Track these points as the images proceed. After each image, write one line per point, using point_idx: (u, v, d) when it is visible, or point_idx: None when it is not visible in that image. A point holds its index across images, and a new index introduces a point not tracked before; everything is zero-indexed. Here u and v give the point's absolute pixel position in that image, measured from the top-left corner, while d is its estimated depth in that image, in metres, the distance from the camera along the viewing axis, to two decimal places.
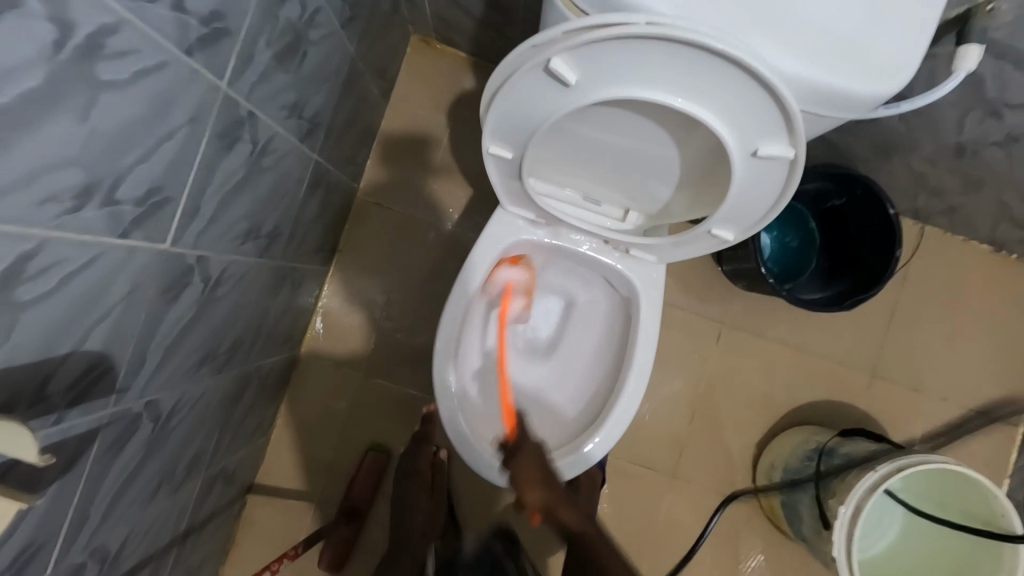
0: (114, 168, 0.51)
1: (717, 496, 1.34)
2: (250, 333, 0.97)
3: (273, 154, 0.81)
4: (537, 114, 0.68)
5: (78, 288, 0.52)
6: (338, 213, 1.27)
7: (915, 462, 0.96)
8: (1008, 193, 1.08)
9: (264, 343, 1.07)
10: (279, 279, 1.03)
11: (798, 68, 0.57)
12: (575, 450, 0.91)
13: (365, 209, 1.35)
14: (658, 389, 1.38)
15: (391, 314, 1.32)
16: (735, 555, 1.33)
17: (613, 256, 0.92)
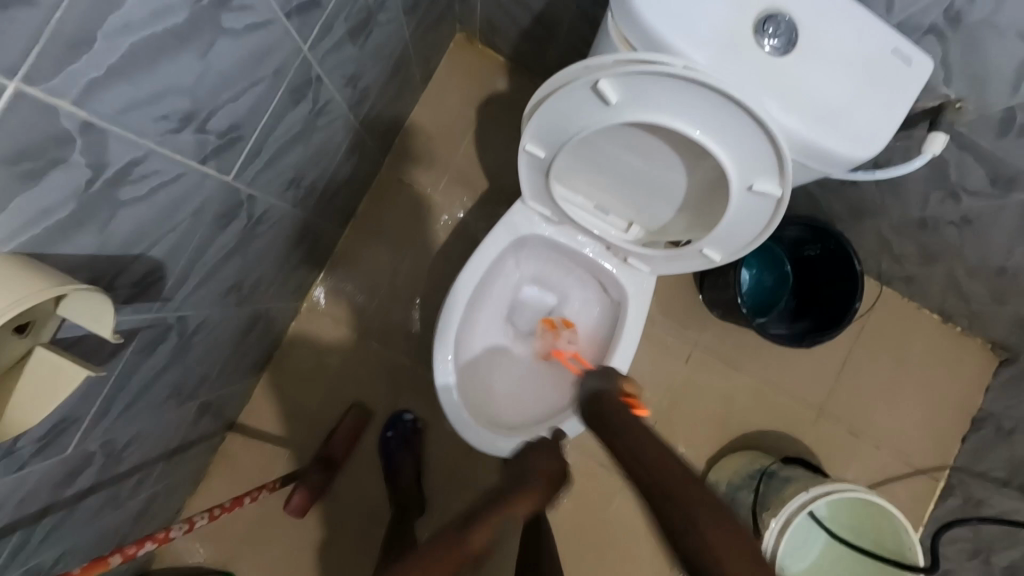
0: (213, 102, 0.59)
1: None
2: (269, 276, 1.04)
3: (326, 116, 0.90)
4: (576, 123, 0.79)
5: (161, 199, 0.59)
6: (361, 183, 1.35)
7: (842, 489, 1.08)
8: (958, 270, 1.22)
9: (276, 289, 1.14)
10: (302, 232, 1.10)
11: (798, 125, 0.69)
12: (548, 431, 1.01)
13: (385, 184, 1.43)
14: None
15: (393, 286, 1.40)
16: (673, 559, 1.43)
17: (611, 261, 1.02)
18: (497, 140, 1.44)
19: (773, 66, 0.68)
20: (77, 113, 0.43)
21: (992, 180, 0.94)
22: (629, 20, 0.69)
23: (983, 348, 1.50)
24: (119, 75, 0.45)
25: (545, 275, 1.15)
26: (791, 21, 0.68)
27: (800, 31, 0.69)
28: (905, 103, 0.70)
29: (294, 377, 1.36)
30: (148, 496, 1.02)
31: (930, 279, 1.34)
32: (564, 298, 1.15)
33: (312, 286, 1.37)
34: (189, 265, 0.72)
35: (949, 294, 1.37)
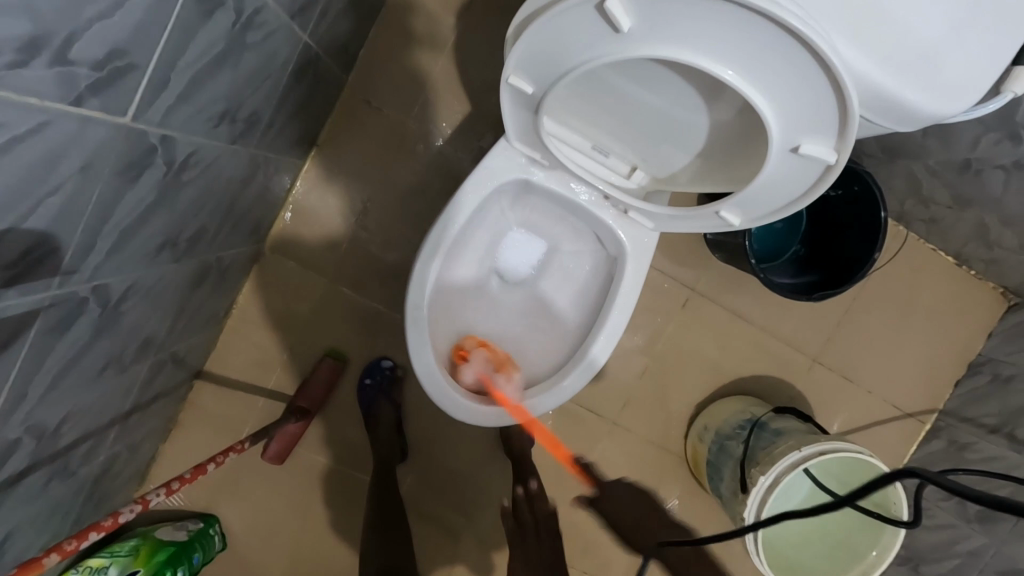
0: (71, 22, 0.42)
1: (648, 444, 1.43)
2: (214, 223, 0.90)
3: (260, 30, 0.71)
4: (579, 53, 0.62)
5: (23, 159, 0.44)
6: (322, 105, 1.16)
7: (838, 448, 1.04)
8: (992, 217, 1.10)
9: (229, 234, 1.00)
10: (251, 169, 0.94)
11: (870, 66, 0.53)
12: (534, 397, 0.93)
13: (352, 105, 1.24)
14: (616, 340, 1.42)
15: (364, 223, 1.26)
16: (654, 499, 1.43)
17: (609, 213, 0.90)
18: (481, 52, 1.23)
19: None
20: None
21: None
22: None
23: (995, 294, 1.42)
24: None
25: (533, 221, 1.02)
26: None
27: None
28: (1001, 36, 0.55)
29: (263, 323, 1.27)
30: (108, 457, 0.97)
31: (956, 222, 1.22)
32: (554, 248, 1.03)
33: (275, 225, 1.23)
34: (92, 231, 0.58)
35: (973, 239, 1.26)
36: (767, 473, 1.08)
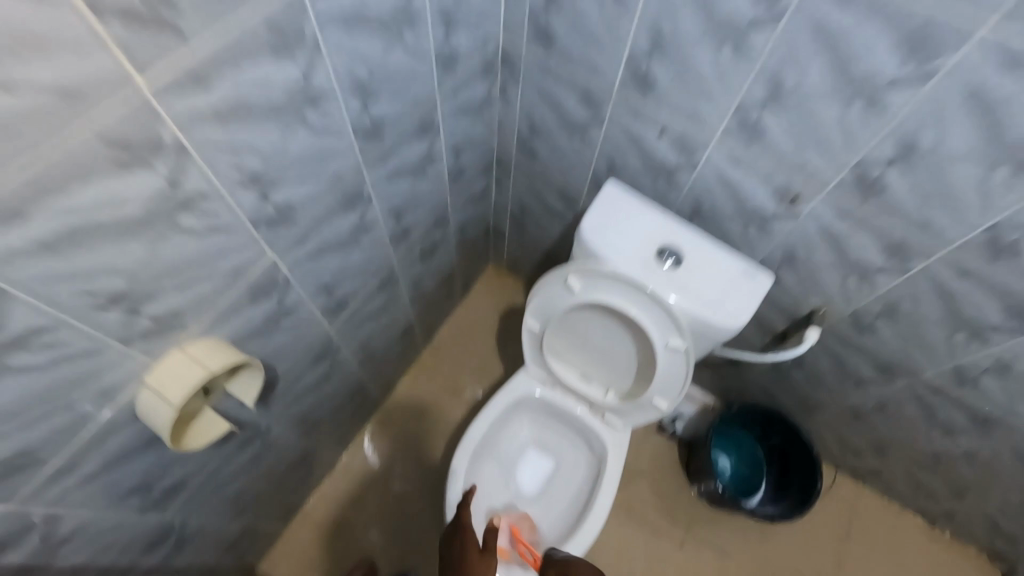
0: (278, 174, 0.69)
1: None
2: (285, 390, 1.00)
3: (371, 237, 0.99)
4: (545, 294, 1.03)
5: (211, 246, 0.65)
6: (406, 340, 1.46)
7: None
8: (951, 450, 1.24)
9: (288, 413, 1.07)
10: (336, 367, 1.15)
11: (687, 303, 0.91)
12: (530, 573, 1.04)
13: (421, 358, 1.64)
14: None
15: (414, 443, 1.51)
16: None
17: (594, 420, 1.20)
18: None
19: (674, 263, 0.94)
20: (173, 130, 0.52)
21: (955, 368, 1.03)
22: (579, 233, 0.98)
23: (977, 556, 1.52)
24: (213, 114, 0.56)
25: (542, 435, 1.28)
26: (688, 236, 0.97)
27: (682, 249, 0.96)
28: (756, 295, 0.94)
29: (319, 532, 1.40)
30: None
31: (925, 467, 1.35)
32: (557, 458, 1.25)
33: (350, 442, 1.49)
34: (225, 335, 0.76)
35: (948, 486, 1.36)
36: None
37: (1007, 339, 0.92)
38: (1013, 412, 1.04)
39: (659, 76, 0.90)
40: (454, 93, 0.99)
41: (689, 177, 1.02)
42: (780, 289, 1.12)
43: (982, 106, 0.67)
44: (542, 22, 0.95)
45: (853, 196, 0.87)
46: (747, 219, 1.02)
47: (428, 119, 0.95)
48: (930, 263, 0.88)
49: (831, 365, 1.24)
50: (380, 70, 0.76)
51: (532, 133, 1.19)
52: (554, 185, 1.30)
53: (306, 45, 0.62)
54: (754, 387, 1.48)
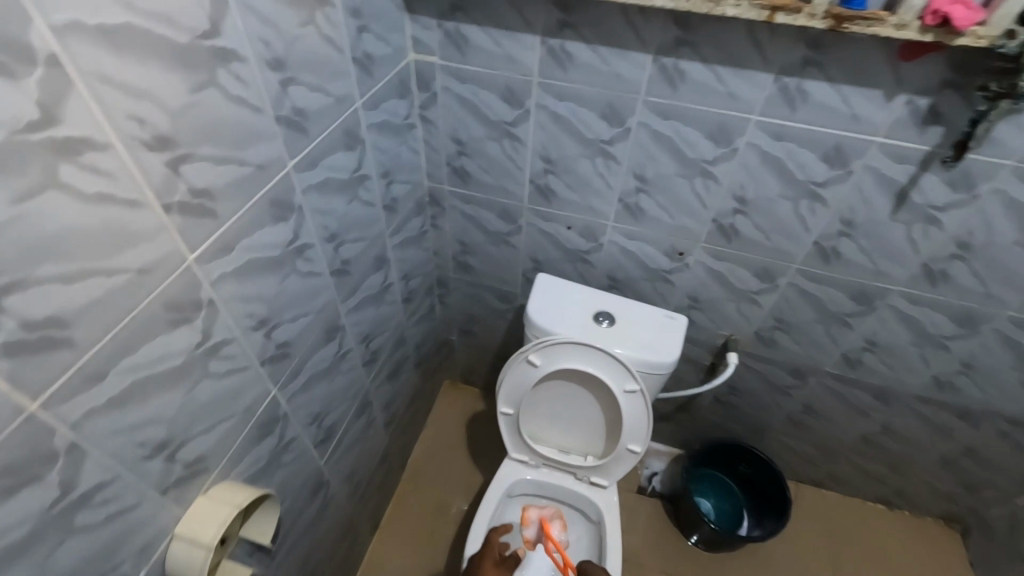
0: (279, 314, 0.81)
1: None
2: (287, 532, 1.00)
3: (348, 363, 1.10)
4: (513, 377, 1.17)
5: (231, 386, 0.74)
6: (383, 468, 1.48)
7: None
8: (871, 429, 1.46)
9: (290, 561, 1.04)
10: (328, 504, 1.16)
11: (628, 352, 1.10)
12: None
13: (400, 492, 1.68)
14: None
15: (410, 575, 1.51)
16: None
17: (583, 487, 1.29)
18: None
19: (610, 323, 1.14)
20: (209, 289, 0.65)
21: (843, 355, 1.29)
22: (528, 318, 1.16)
23: (940, 525, 1.69)
24: (235, 272, 0.69)
25: None
26: (615, 300, 1.19)
27: (612, 311, 1.17)
28: (679, 333, 1.14)
29: None
30: None
31: (863, 452, 1.55)
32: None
33: None
34: (238, 476, 0.81)
35: (886, 464, 1.56)
36: None
37: (864, 320, 1.19)
38: (896, 379, 1.29)
39: (556, 186, 1.17)
40: (398, 230, 1.19)
41: (599, 255, 1.27)
42: (696, 328, 1.35)
43: (773, 162, 0.98)
44: (456, 164, 1.21)
45: (719, 242, 1.15)
46: (653, 277, 1.27)
47: (382, 253, 1.13)
48: (790, 277, 1.16)
49: (757, 382, 1.45)
50: (345, 220, 0.95)
51: (464, 250, 1.41)
52: (491, 289, 1.50)
53: (294, 209, 0.79)
54: (705, 424, 1.66)
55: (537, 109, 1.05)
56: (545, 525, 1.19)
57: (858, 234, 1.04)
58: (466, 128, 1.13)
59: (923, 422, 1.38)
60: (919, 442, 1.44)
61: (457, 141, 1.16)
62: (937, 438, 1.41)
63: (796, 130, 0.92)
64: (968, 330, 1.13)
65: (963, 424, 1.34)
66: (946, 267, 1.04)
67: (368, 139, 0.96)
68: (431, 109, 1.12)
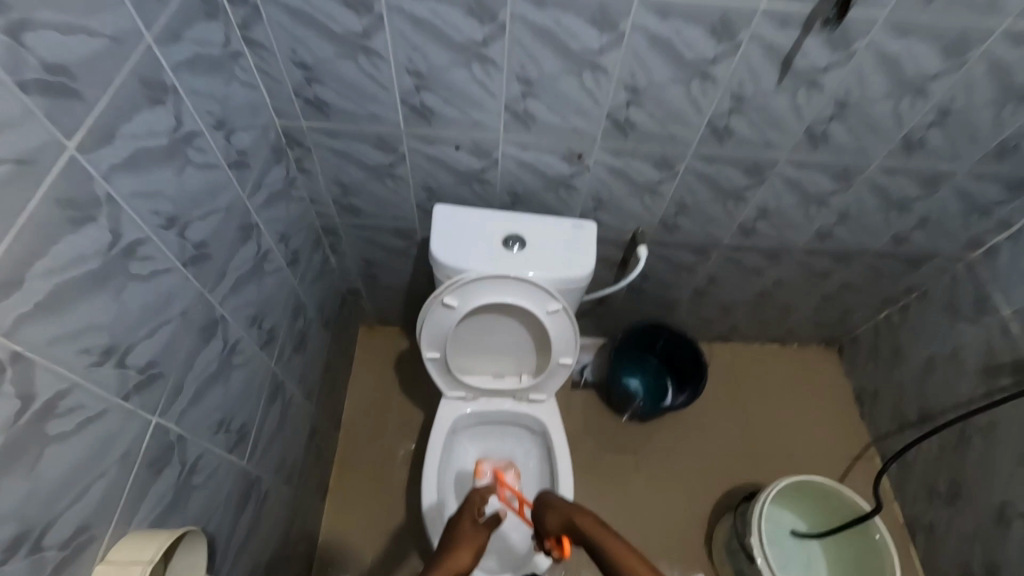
0: (128, 336, 0.65)
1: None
2: (224, 542, 0.93)
3: (241, 354, 0.96)
4: (434, 324, 1.11)
5: (91, 437, 0.60)
6: (314, 437, 1.41)
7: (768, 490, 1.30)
8: (765, 286, 1.59)
9: (235, 564, 0.98)
10: (263, 496, 1.09)
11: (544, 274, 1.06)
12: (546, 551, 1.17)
13: (341, 452, 1.63)
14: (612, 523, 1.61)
15: (374, 524, 1.53)
16: None
17: (523, 406, 1.30)
18: None
19: (521, 247, 1.08)
20: (5, 343, 0.49)
21: (739, 227, 1.34)
22: (435, 261, 1.07)
23: (820, 349, 1.96)
24: (40, 309, 0.52)
25: (489, 446, 1.36)
26: (523, 219, 1.11)
27: (521, 232, 1.10)
28: (590, 241, 1.11)
29: None
30: None
31: (759, 306, 1.71)
32: (511, 457, 1.35)
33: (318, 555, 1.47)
34: (142, 523, 0.70)
35: (778, 312, 1.75)
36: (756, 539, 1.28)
37: (756, 192, 1.23)
38: (785, 239, 1.38)
39: (433, 104, 1.02)
40: (258, 188, 1.00)
41: (495, 172, 1.17)
42: (604, 228, 1.33)
43: (660, 44, 0.90)
44: (308, 94, 1.00)
45: (616, 138, 1.09)
46: (554, 186, 1.20)
47: (245, 221, 0.95)
48: (687, 163, 1.15)
49: (664, 266, 1.50)
50: (183, 195, 0.76)
51: (345, 192, 1.24)
52: (386, 228, 1.36)
53: (101, 204, 0.60)
54: (621, 313, 1.73)
55: (390, 13, 0.86)
56: (502, 473, 1.26)
57: (747, 109, 1.02)
58: (308, 48, 0.92)
59: (808, 271, 1.52)
60: (803, 289, 1.60)
61: (300, 65, 0.95)
62: (818, 282, 1.57)
63: (681, 4, 0.84)
64: (845, 184, 1.21)
65: (839, 265, 1.49)
66: (826, 128, 1.06)
67: (181, 85, 0.74)
68: (255, 29, 0.89)
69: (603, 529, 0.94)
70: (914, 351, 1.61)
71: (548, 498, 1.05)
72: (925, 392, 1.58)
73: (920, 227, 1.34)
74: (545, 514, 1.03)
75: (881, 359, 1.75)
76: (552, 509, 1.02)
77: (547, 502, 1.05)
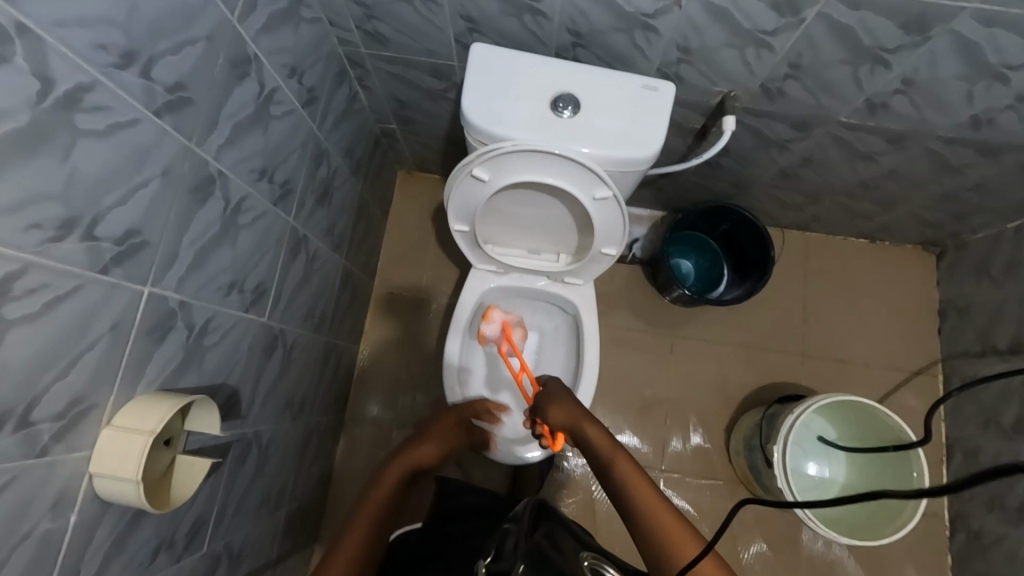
0: (92, 204, 0.57)
1: (704, 476, 1.56)
2: (248, 390, 0.97)
3: (249, 213, 0.88)
4: (462, 195, 0.97)
5: (67, 314, 0.56)
6: (346, 287, 1.41)
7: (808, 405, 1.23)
8: (875, 176, 1.29)
9: (264, 405, 1.04)
10: (290, 345, 1.12)
11: (596, 151, 0.87)
12: None
13: (376, 298, 1.65)
14: (636, 398, 1.62)
15: (405, 368, 1.60)
16: (737, 544, 1.49)
17: (557, 286, 1.20)
18: None
19: (573, 113, 0.87)
20: None
21: (866, 102, 1.03)
22: (466, 122, 0.88)
23: (916, 250, 1.69)
24: None
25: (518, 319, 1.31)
26: (581, 74, 0.88)
27: (576, 91, 0.87)
28: (661, 111, 0.88)
29: (363, 472, 1.53)
30: None
31: (858, 197, 1.42)
32: (540, 332, 1.30)
33: (353, 388, 1.58)
34: (148, 388, 0.70)
35: (881, 206, 1.46)
36: (780, 446, 1.25)
37: (908, 55, 0.90)
38: (923, 122, 1.06)
39: None
40: (255, 7, 0.80)
41: (554, 1, 0.90)
42: (685, 87, 1.05)
43: None
44: None
45: None
46: (628, 25, 0.92)
47: (239, 53, 0.78)
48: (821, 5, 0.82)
49: (751, 141, 1.22)
50: (140, 23, 0.60)
51: (368, 15, 1.01)
52: (420, 64, 1.14)
53: (12, 40, 0.46)
54: (688, 188, 1.50)
55: None
56: (508, 327, 1.17)
57: None
58: None
59: (939, 163, 1.20)
60: (924, 184, 1.30)
61: None
62: (946, 178, 1.26)
63: None
64: None
65: (983, 161, 1.16)
66: None
67: None
68: None
69: (604, 437, 0.87)
70: None
71: (556, 393, 0.98)
72: None
73: None
74: (548, 407, 0.97)
75: (987, 274, 1.48)
76: (557, 404, 0.96)
77: (553, 396, 0.98)
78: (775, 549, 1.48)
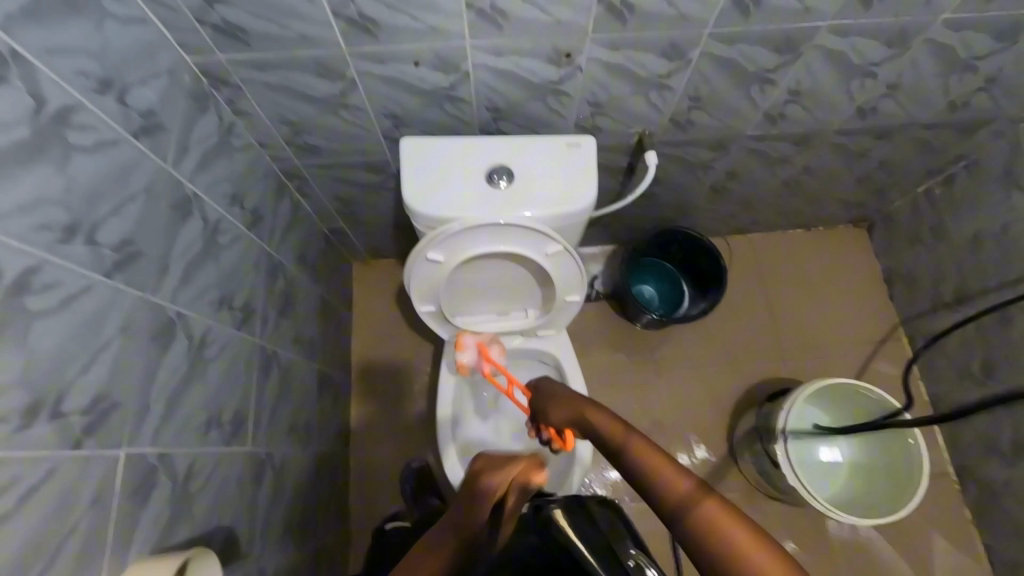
0: (54, 383, 0.56)
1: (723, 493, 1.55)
2: (243, 525, 0.92)
3: (214, 345, 0.87)
4: (422, 279, 1.01)
5: (44, 500, 0.54)
6: (325, 389, 1.39)
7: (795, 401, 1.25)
8: (793, 174, 1.40)
9: (263, 537, 0.99)
10: (279, 467, 1.08)
11: (537, 214, 0.92)
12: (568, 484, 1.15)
13: (358, 394, 1.62)
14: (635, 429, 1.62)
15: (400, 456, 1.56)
16: None
17: (532, 342, 1.22)
18: None
19: (508, 184, 0.92)
20: None
21: (765, 115, 1.13)
22: (410, 214, 0.92)
23: (850, 230, 1.81)
24: None
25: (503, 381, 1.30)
26: (507, 147, 0.94)
27: (506, 162, 0.93)
28: (588, 163, 0.94)
29: None
30: None
31: (784, 194, 1.53)
32: None
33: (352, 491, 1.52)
34: (140, 553, 0.66)
35: (805, 197, 1.57)
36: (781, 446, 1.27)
37: (788, 71, 1.01)
38: (819, 122, 1.17)
39: (374, 12, 0.80)
40: (187, 149, 0.83)
41: (468, 87, 0.97)
42: (605, 135, 1.13)
43: None
44: (217, 20, 0.79)
45: (611, 25, 0.87)
46: (540, 93, 1.00)
47: (179, 195, 0.80)
48: (702, 47, 0.93)
49: (677, 168, 1.31)
50: (77, 194, 0.61)
51: (296, 130, 1.05)
52: (355, 163, 1.18)
53: None
54: (631, 220, 1.58)
55: None
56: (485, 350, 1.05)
57: None
58: None
59: (844, 153, 1.32)
60: (837, 171, 1.41)
61: None
62: (854, 163, 1.38)
63: None
64: (899, 48, 0.97)
65: (880, 142, 1.28)
66: None
67: (31, 49, 0.56)
68: None
69: (612, 421, 0.66)
70: (956, 226, 1.46)
71: (552, 390, 0.81)
72: (963, 270, 1.45)
73: (985, 89, 1.11)
74: (547, 405, 0.79)
75: (916, 236, 1.60)
76: (555, 400, 0.77)
77: (550, 395, 0.80)
78: (805, 545, 1.47)
